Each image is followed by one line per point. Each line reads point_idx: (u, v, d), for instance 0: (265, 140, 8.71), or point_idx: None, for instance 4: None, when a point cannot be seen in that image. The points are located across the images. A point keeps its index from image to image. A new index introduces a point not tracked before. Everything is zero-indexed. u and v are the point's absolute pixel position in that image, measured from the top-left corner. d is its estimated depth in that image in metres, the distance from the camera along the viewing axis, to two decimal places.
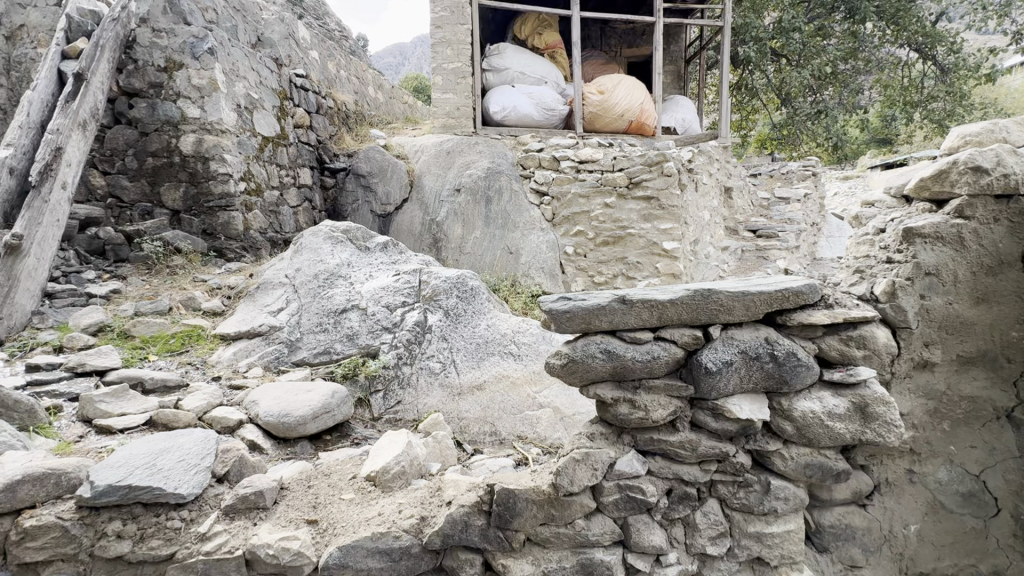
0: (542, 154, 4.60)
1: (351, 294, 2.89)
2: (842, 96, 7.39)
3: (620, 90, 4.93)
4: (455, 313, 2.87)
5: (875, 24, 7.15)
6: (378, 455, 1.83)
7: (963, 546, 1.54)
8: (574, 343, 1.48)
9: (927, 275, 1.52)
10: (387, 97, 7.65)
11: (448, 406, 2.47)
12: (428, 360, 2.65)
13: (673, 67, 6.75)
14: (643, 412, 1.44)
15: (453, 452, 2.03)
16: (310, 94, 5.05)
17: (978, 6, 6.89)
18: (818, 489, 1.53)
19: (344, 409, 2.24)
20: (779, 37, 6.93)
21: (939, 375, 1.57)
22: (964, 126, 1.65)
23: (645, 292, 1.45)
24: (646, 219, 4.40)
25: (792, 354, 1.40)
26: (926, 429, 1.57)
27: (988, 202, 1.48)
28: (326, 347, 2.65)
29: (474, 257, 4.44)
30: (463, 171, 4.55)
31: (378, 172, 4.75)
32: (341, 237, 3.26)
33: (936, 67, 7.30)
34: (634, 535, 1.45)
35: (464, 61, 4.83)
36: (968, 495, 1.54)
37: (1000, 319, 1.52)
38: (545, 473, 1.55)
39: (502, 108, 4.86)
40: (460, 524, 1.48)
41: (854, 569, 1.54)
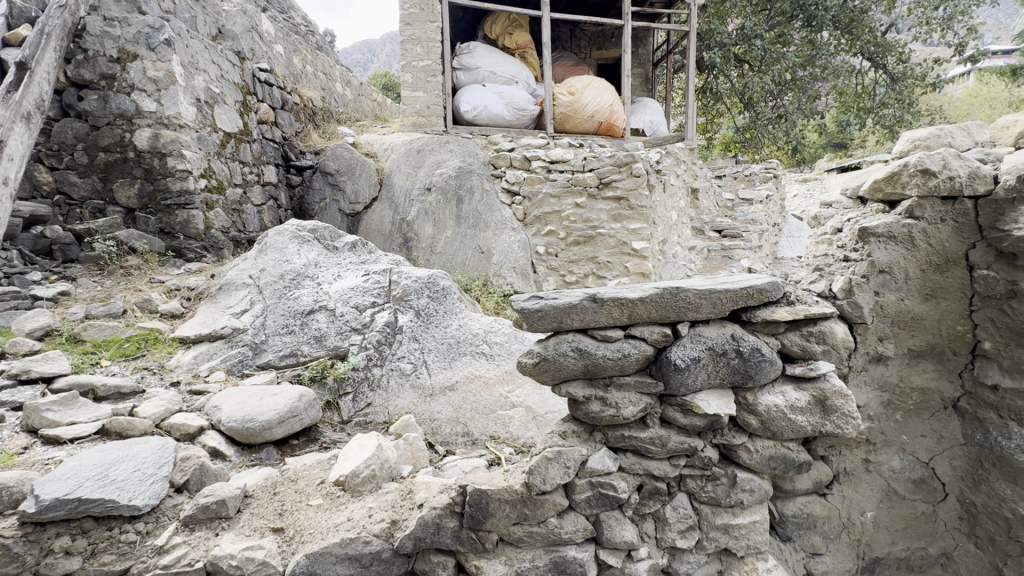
0: (513, 153, 4.59)
1: (319, 295, 2.82)
2: (801, 102, 7.67)
3: (590, 91, 4.98)
4: (427, 313, 2.84)
5: (831, 33, 7.46)
6: (347, 459, 1.79)
7: (914, 530, 1.65)
8: (546, 342, 1.48)
9: (881, 273, 1.59)
10: (355, 94, 7.51)
11: (420, 407, 2.44)
12: (399, 361, 2.62)
13: (641, 70, 6.87)
14: (614, 410, 1.45)
15: (425, 454, 2.01)
16: (275, 89, 4.90)
17: (924, 19, 7.29)
18: (782, 480, 1.58)
19: (313, 412, 2.19)
20: (741, 43, 7.15)
21: (892, 368, 1.64)
22: (912, 131, 1.73)
23: (615, 290, 1.47)
24: (616, 219, 4.46)
25: (756, 350, 1.44)
26: (881, 420, 1.65)
27: (935, 203, 1.55)
28: (293, 349, 2.58)
29: (445, 256, 4.40)
30: (434, 170, 4.51)
31: (346, 170, 4.64)
32: (308, 236, 3.17)
33: (887, 75, 7.68)
34: (605, 532, 1.46)
35: (434, 59, 4.78)
36: (919, 481, 1.65)
37: (947, 313, 1.61)
38: (517, 472, 1.54)
39: (473, 107, 4.84)
40: (433, 526, 1.46)
41: (815, 556, 1.60)
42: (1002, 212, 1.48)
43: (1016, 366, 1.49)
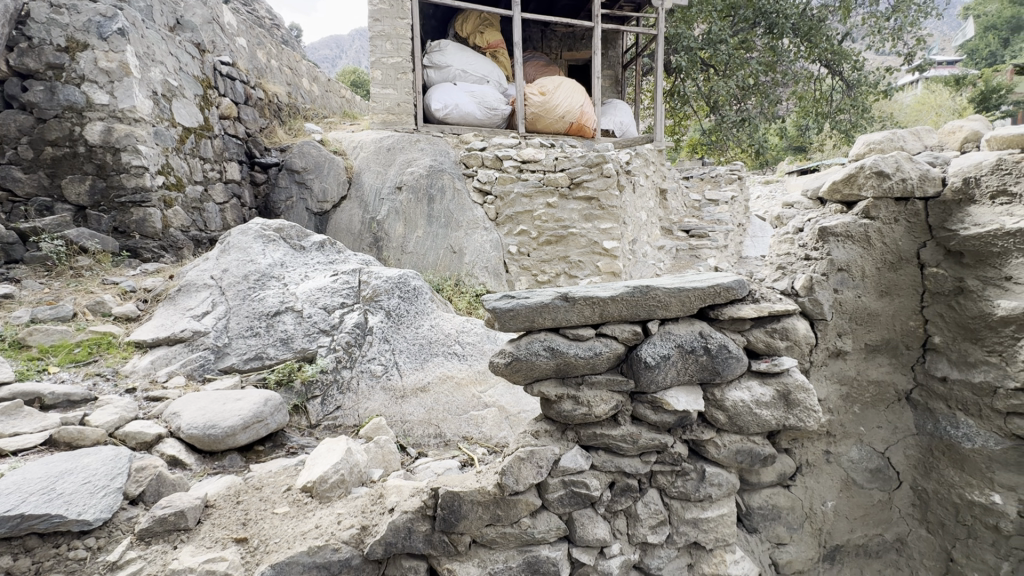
0: (484, 152, 4.57)
1: (285, 295, 2.73)
2: (763, 106, 7.92)
3: (561, 92, 5.00)
4: (398, 314, 2.80)
5: (791, 41, 7.74)
6: (315, 464, 1.74)
7: (871, 517, 1.72)
8: (518, 342, 1.47)
9: (840, 271, 1.65)
10: (323, 90, 7.34)
11: (391, 409, 2.40)
12: (369, 362, 2.57)
13: (611, 71, 6.96)
14: (586, 408, 1.45)
15: (396, 457, 1.98)
16: (237, 83, 4.73)
17: (877, 28, 7.63)
18: (748, 473, 1.62)
19: (279, 417, 2.12)
20: (707, 47, 7.34)
21: (850, 362, 1.71)
22: (868, 134, 1.81)
23: (586, 289, 1.48)
24: (587, 219, 4.51)
25: (723, 346, 1.47)
26: (840, 412, 1.71)
27: (889, 204, 1.62)
28: (258, 352, 2.49)
29: (416, 256, 4.35)
30: (405, 169, 4.45)
31: (314, 167, 4.52)
32: (273, 235, 3.07)
33: (843, 82, 8.02)
34: (578, 530, 1.47)
35: (404, 56, 4.72)
36: (875, 470, 1.72)
37: (900, 310, 1.69)
38: (490, 472, 1.53)
39: (444, 106, 4.80)
40: (404, 531, 1.43)
41: (780, 546, 1.65)
42: (950, 213, 1.57)
43: (963, 359, 1.57)
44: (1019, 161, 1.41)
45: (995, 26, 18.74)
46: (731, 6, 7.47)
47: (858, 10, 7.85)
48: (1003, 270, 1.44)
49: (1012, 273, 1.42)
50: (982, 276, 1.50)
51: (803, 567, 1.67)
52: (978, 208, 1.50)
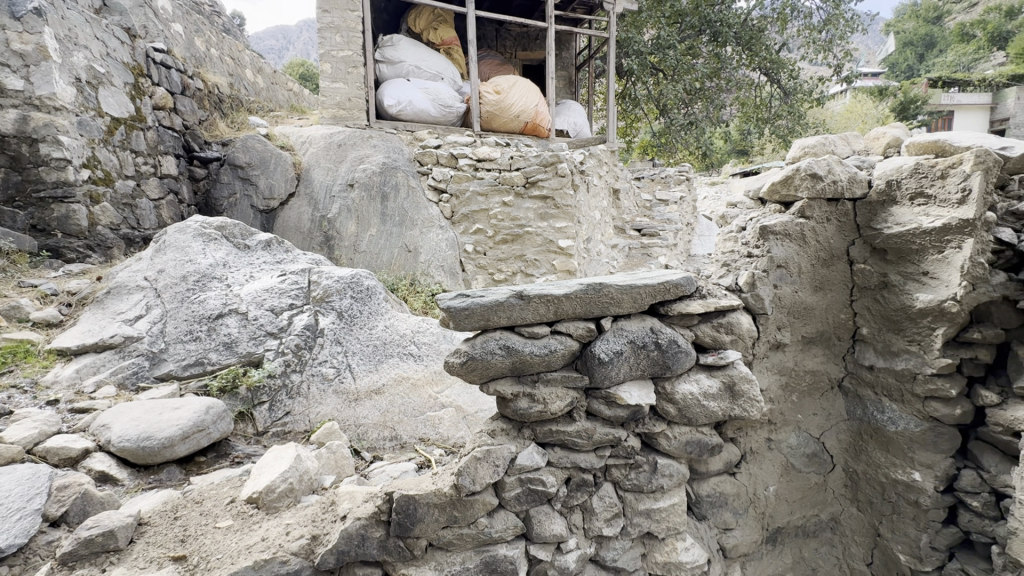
0: (439, 150, 4.52)
1: (228, 297, 2.59)
2: (709, 110, 8.23)
3: (516, 91, 5.01)
4: (350, 315, 2.70)
5: (734, 49, 8.10)
6: (261, 474, 1.66)
7: (809, 499, 1.84)
8: (473, 341, 1.45)
9: (779, 267, 1.73)
10: (269, 82, 7.02)
11: (344, 413, 2.33)
12: (321, 365, 2.48)
13: (565, 73, 7.05)
14: (541, 405, 1.46)
15: (350, 462, 1.92)
16: (173, 71, 4.43)
17: (811, 40, 8.09)
18: (697, 463, 1.68)
19: (222, 425, 2.01)
20: (656, 52, 7.57)
21: (789, 353, 1.80)
22: (802, 139, 1.91)
23: (540, 288, 1.48)
24: (542, 218, 4.54)
25: (673, 341, 1.53)
26: (781, 401, 1.80)
27: (823, 204, 1.72)
28: (199, 357, 2.36)
29: (369, 255, 4.25)
30: (358, 166, 4.33)
31: (259, 163, 4.32)
32: (214, 234, 2.90)
33: (780, 90, 8.47)
34: (536, 527, 1.47)
35: (355, 50, 4.59)
36: (811, 455, 1.84)
37: (832, 303, 1.80)
38: (446, 474, 1.51)
39: (397, 102, 4.71)
40: (358, 538, 1.40)
41: (727, 531, 1.73)
42: (875, 213, 1.69)
43: (887, 349, 1.71)
44: (933, 166, 1.53)
45: (912, 43, 20.40)
46: (678, 13, 7.73)
47: (793, 22, 8.33)
48: (922, 266, 1.58)
49: (929, 269, 1.56)
50: (904, 272, 1.63)
51: (749, 550, 1.76)
52: (899, 208, 1.62)
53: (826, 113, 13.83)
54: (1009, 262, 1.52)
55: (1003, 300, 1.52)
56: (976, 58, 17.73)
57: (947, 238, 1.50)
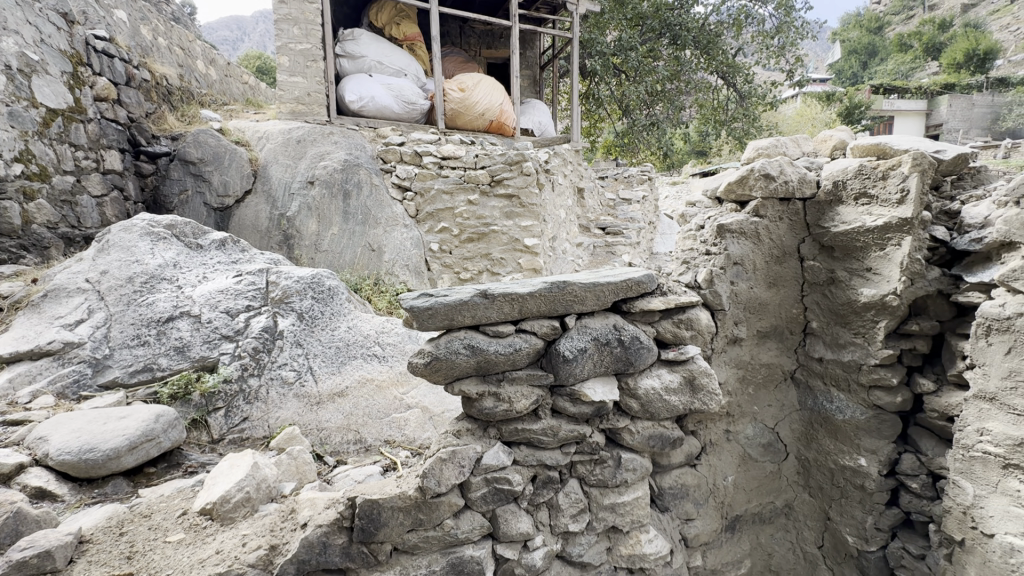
0: (402, 147, 4.45)
1: (179, 299, 2.46)
2: (669, 112, 8.42)
3: (480, 89, 4.98)
4: (311, 317, 2.62)
5: (692, 52, 8.32)
6: (215, 484, 1.59)
7: (764, 487, 1.94)
8: (437, 341, 1.43)
9: (736, 264, 1.79)
10: (222, 74, 6.73)
11: (305, 417, 2.26)
12: (280, 369, 2.39)
13: (529, 71, 7.07)
14: (507, 404, 1.45)
15: (311, 467, 1.87)
16: (117, 61, 4.16)
17: (764, 45, 8.40)
18: (660, 456, 1.72)
19: (173, 434, 1.91)
20: (618, 53, 7.68)
21: (745, 347, 1.87)
22: (756, 141, 1.98)
23: (505, 286, 1.47)
24: (508, 216, 4.54)
25: (635, 337, 1.55)
26: (738, 393, 1.87)
27: (775, 203, 1.79)
28: (147, 363, 2.23)
29: (331, 255, 4.15)
30: (318, 163, 4.21)
31: (212, 158, 4.13)
32: (163, 233, 2.75)
33: (736, 93, 8.76)
34: (502, 526, 1.47)
35: (314, 43, 4.45)
36: (766, 445, 1.93)
37: (785, 299, 1.88)
38: (411, 476, 1.48)
39: (359, 98, 4.59)
40: (318, 546, 1.35)
41: (689, 522, 1.78)
42: (823, 212, 1.77)
43: (835, 341, 1.80)
44: (875, 168, 1.60)
45: (856, 51, 21.39)
46: (639, 16, 7.87)
47: (748, 28, 8.62)
48: (866, 262, 1.66)
49: (872, 265, 1.64)
50: (849, 268, 1.71)
51: (709, 538, 1.82)
52: (845, 208, 1.70)
53: (779, 117, 14.37)
54: (943, 258, 1.62)
55: (938, 294, 1.62)
56: (913, 68, 18.89)
57: (888, 235, 1.58)
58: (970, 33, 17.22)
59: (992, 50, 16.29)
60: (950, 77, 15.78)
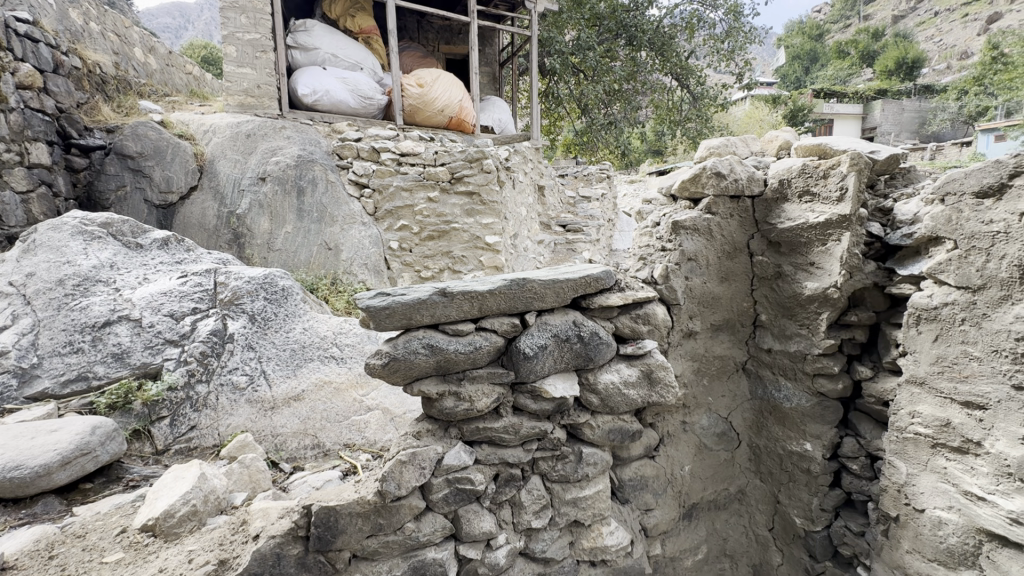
0: (359, 143, 4.34)
1: (117, 302, 2.29)
2: (626, 111, 8.59)
3: (439, 85, 4.90)
4: (263, 318, 2.51)
5: (648, 54, 8.49)
6: (158, 498, 1.50)
7: (718, 474, 2.03)
8: (395, 341, 1.40)
9: (690, 260, 1.84)
10: (162, 63, 6.35)
11: (258, 423, 2.17)
12: (231, 374, 2.28)
13: (488, 68, 7.03)
14: (468, 403, 1.44)
15: (266, 475, 1.80)
16: (43, 46, 3.81)
17: (715, 49, 8.68)
18: (620, 450, 1.75)
19: (112, 447, 1.79)
20: (577, 52, 7.74)
21: (700, 340, 1.93)
22: (708, 140, 2.05)
23: (464, 284, 1.46)
24: (468, 214, 4.50)
25: (595, 333, 1.57)
26: (694, 385, 1.93)
27: (726, 201, 1.85)
28: (82, 372, 2.07)
29: (285, 254, 4.01)
30: (269, 158, 4.06)
31: (152, 153, 3.89)
32: (98, 232, 2.56)
33: (689, 95, 9.02)
34: (464, 526, 1.46)
35: (263, 33, 4.25)
36: (719, 434, 2.01)
37: (736, 292, 1.96)
38: (370, 480, 1.45)
39: (312, 91, 4.42)
40: (272, 558, 1.30)
41: (648, 512, 1.83)
42: (770, 209, 1.85)
43: (782, 333, 1.89)
44: (817, 167, 1.68)
45: (799, 56, 22.42)
46: (597, 16, 7.98)
47: (700, 32, 8.89)
48: (809, 257, 1.74)
49: (815, 259, 1.72)
50: (794, 263, 1.79)
51: (667, 527, 1.88)
52: (790, 205, 1.78)
53: (729, 118, 14.94)
54: (878, 253, 1.72)
55: (874, 287, 1.72)
56: (850, 74, 20.15)
57: (830, 231, 1.65)
58: (900, 44, 18.47)
59: (918, 58, 17.76)
60: (882, 83, 16.96)
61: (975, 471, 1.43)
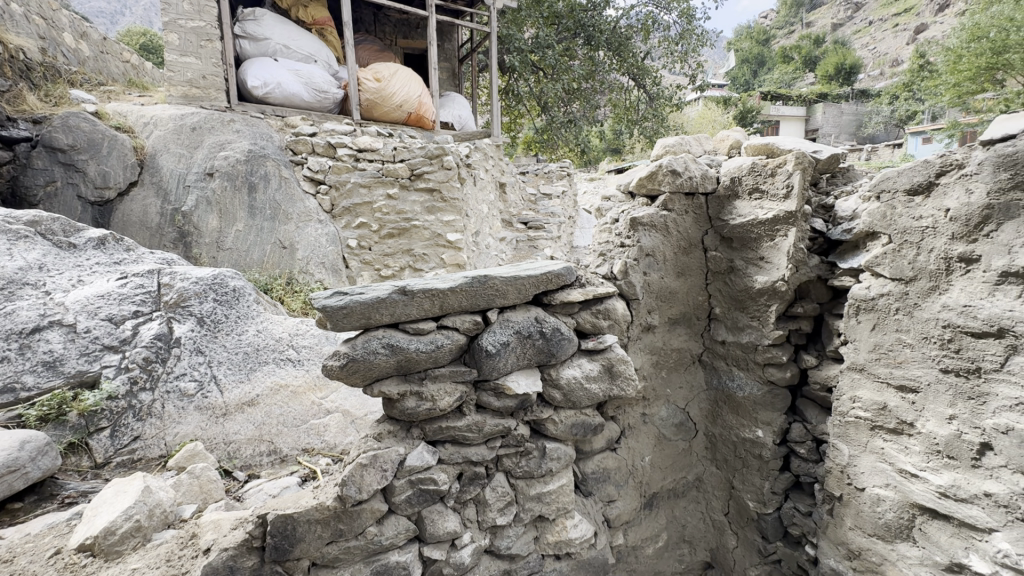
0: (314, 138, 4.20)
1: (47, 306, 2.06)
2: (585, 110, 8.70)
3: (397, 80, 4.80)
4: (213, 321, 2.38)
5: (605, 54, 8.63)
6: (97, 514, 1.40)
7: (677, 464, 2.10)
8: (354, 341, 1.36)
9: (648, 255, 1.88)
10: (95, 50, 5.93)
11: (210, 431, 2.08)
12: (178, 380, 2.16)
13: (447, 64, 6.96)
14: (430, 403, 1.42)
15: (219, 485, 1.72)
16: None
17: (669, 51, 8.91)
18: (583, 443, 1.78)
19: (45, 462, 1.66)
20: (536, 51, 7.76)
21: (658, 334, 1.99)
22: (664, 139, 2.10)
23: (425, 282, 1.43)
24: (429, 211, 4.43)
25: (556, 329, 1.58)
26: (653, 378, 1.99)
27: (681, 198, 1.90)
28: (7, 384, 1.83)
29: (236, 253, 3.84)
30: (217, 153, 3.87)
31: (86, 146, 3.58)
32: (22, 231, 2.30)
33: (646, 94, 9.24)
34: (428, 527, 1.44)
35: (208, 20, 4.03)
36: (677, 424, 2.08)
37: (692, 287, 2.02)
38: (329, 485, 1.41)
39: (263, 83, 4.23)
40: (224, 571, 1.25)
41: (611, 503, 1.87)
42: (723, 206, 1.92)
43: (735, 325, 1.97)
44: (765, 165, 1.75)
45: (747, 60, 23.36)
46: (555, 15, 8.04)
47: (655, 34, 9.10)
48: (759, 252, 1.81)
49: (764, 254, 1.79)
50: (745, 257, 1.86)
51: (629, 517, 1.93)
52: (741, 202, 1.85)
53: (683, 118, 15.38)
54: (821, 247, 1.82)
55: (818, 279, 1.81)
56: (794, 78, 21.22)
57: (777, 227, 1.73)
58: (839, 51, 19.61)
59: (855, 65, 18.94)
60: (823, 88, 17.96)
61: (908, 450, 1.54)
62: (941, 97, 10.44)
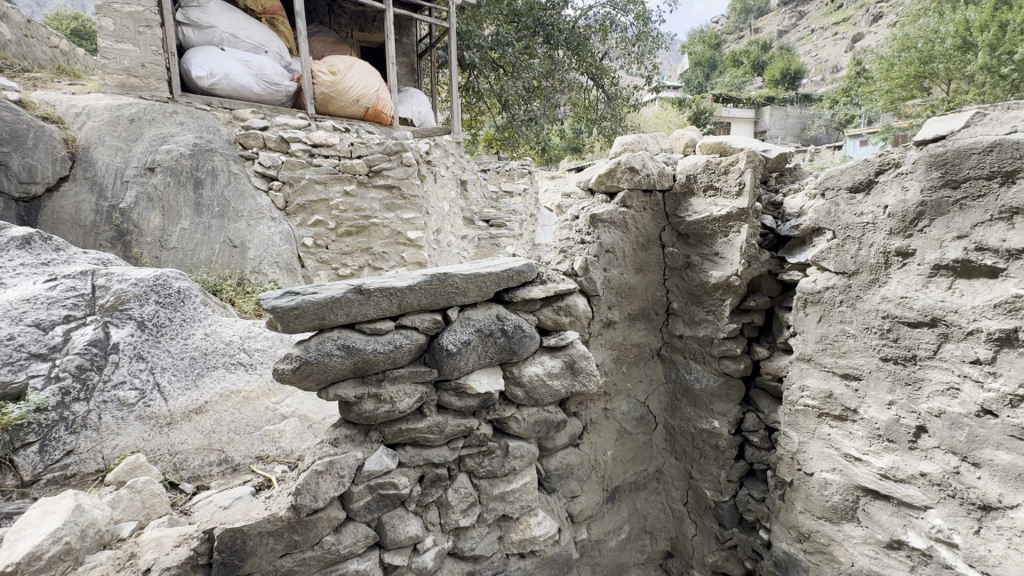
0: (265, 132, 4.02)
1: None
2: (546, 108, 8.74)
3: (353, 74, 4.66)
4: (155, 324, 2.22)
5: (565, 53, 8.70)
6: (20, 538, 1.28)
7: (637, 456, 2.14)
8: (307, 343, 1.30)
9: (607, 252, 1.90)
10: (18, 33, 5.47)
11: (153, 442, 1.96)
12: (116, 390, 2.00)
13: (406, 59, 6.82)
14: (388, 405, 1.38)
15: (163, 499, 1.61)
16: None
17: (626, 52, 9.08)
18: (546, 441, 1.78)
19: None
20: (496, 48, 7.72)
21: (618, 330, 2.01)
22: (621, 137, 2.13)
23: (382, 280, 1.38)
24: (388, 208, 4.34)
25: (518, 326, 1.57)
26: (614, 373, 2.02)
27: (639, 195, 1.93)
28: None
29: (181, 252, 3.63)
30: (159, 146, 3.65)
31: (7, 136, 3.18)
32: None
33: (604, 94, 9.38)
34: (389, 533, 1.40)
35: (146, 4, 3.76)
36: (638, 418, 2.12)
37: (650, 282, 2.06)
38: (283, 495, 1.35)
39: (209, 73, 3.99)
40: None
41: (574, 499, 1.88)
42: (679, 203, 1.96)
43: (692, 319, 2.02)
44: (718, 163, 1.80)
45: (700, 63, 24.12)
46: (515, 13, 8.02)
47: (613, 35, 9.25)
48: (713, 248, 1.86)
49: (719, 250, 1.84)
50: (701, 253, 1.91)
51: (592, 511, 1.95)
52: (696, 200, 1.89)
53: (640, 119, 15.74)
54: (771, 243, 1.88)
55: (769, 274, 1.87)
56: (743, 82, 22.12)
57: (731, 223, 1.78)
58: (784, 57, 20.60)
59: (799, 70, 19.95)
60: (770, 92, 18.82)
61: (853, 435, 1.62)
62: (876, 102, 11.15)
